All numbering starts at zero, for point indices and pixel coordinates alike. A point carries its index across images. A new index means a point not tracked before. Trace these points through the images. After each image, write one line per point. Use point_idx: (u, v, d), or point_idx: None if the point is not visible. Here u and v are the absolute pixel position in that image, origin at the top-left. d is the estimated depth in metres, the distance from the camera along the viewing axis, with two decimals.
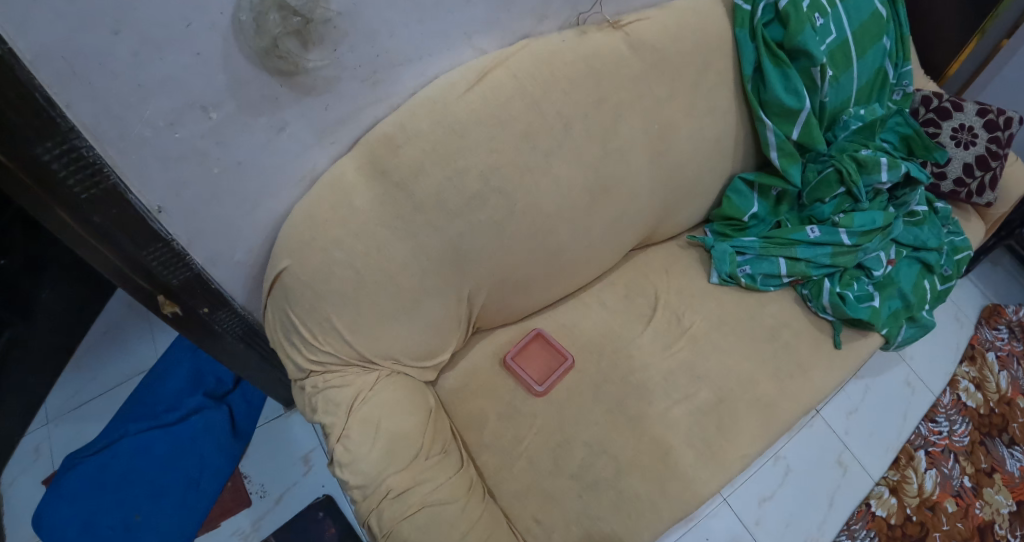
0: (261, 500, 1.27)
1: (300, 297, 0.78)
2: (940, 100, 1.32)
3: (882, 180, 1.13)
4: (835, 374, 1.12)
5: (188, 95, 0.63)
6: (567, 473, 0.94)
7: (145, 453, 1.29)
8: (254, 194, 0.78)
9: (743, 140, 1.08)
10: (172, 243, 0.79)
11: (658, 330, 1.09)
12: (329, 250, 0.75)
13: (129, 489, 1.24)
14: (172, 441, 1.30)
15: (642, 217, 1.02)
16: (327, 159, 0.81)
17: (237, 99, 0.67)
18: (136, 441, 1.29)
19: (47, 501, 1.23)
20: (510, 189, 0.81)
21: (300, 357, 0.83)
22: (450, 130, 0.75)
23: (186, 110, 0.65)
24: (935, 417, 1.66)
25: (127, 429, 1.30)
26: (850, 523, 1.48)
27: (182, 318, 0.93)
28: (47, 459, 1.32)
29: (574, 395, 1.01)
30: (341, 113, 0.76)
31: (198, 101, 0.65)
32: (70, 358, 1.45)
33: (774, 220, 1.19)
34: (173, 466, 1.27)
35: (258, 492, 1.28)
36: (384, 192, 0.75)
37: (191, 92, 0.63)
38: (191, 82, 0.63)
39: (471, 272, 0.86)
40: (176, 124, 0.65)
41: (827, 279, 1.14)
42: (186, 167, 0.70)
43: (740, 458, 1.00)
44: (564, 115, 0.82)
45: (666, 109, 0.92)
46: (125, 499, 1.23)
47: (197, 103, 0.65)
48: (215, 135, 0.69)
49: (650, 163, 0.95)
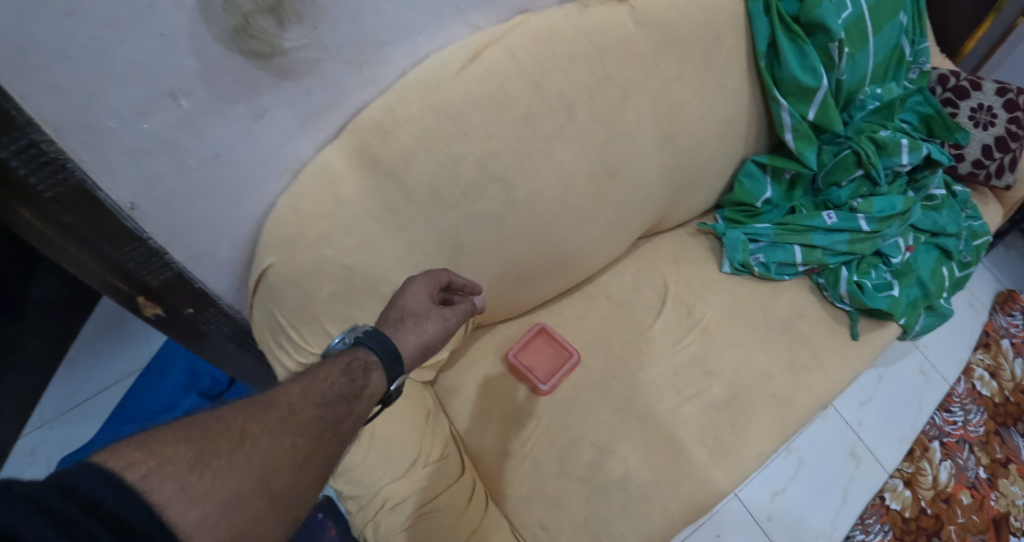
0: None
1: (287, 297, 0.73)
2: (957, 79, 1.27)
3: (903, 163, 1.08)
4: (852, 366, 1.07)
5: (155, 82, 0.59)
6: (574, 476, 0.90)
7: None
8: (235, 187, 0.75)
9: (754, 120, 1.02)
10: (148, 242, 0.75)
11: (667, 322, 1.04)
12: (314, 246, 0.69)
13: None
14: None
15: (650, 204, 0.97)
16: (313, 148, 0.77)
17: (209, 85, 0.62)
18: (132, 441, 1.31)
19: None
20: (510, 175, 0.75)
21: (289, 360, 0.78)
22: (443, 113, 0.68)
23: (155, 98, 0.60)
24: (950, 407, 1.62)
25: (122, 430, 1.33)
26: (864, 517, 1.43)
27: (165, 317, 0.90)
28: (43, 462, 1.38)
29: (580, 393, 0.96)
30: (324, 99, 0.71)
31: (166, 88, 0.60)
32: (64, 356, 1.49)
33: (787, 206, 1.12)
34: None
35: None
36: (374, 183, 0.69)
37: (159, 78, 0.59)
38: (157, 67, 0.58)
39: (469, 266, 0.81)
40: (144, 114, 0.61)
41: (844, 268, 1.09)
42: (158, 160, 0.66)
43: (755, 457, 0.95)
44: (566, 96, 0.75)
45: (675, 89, 0.86)
46: None
47: (166, 90, 0.60)
48: (187, 125, 0.65)
49: (660, 146, 0.89)
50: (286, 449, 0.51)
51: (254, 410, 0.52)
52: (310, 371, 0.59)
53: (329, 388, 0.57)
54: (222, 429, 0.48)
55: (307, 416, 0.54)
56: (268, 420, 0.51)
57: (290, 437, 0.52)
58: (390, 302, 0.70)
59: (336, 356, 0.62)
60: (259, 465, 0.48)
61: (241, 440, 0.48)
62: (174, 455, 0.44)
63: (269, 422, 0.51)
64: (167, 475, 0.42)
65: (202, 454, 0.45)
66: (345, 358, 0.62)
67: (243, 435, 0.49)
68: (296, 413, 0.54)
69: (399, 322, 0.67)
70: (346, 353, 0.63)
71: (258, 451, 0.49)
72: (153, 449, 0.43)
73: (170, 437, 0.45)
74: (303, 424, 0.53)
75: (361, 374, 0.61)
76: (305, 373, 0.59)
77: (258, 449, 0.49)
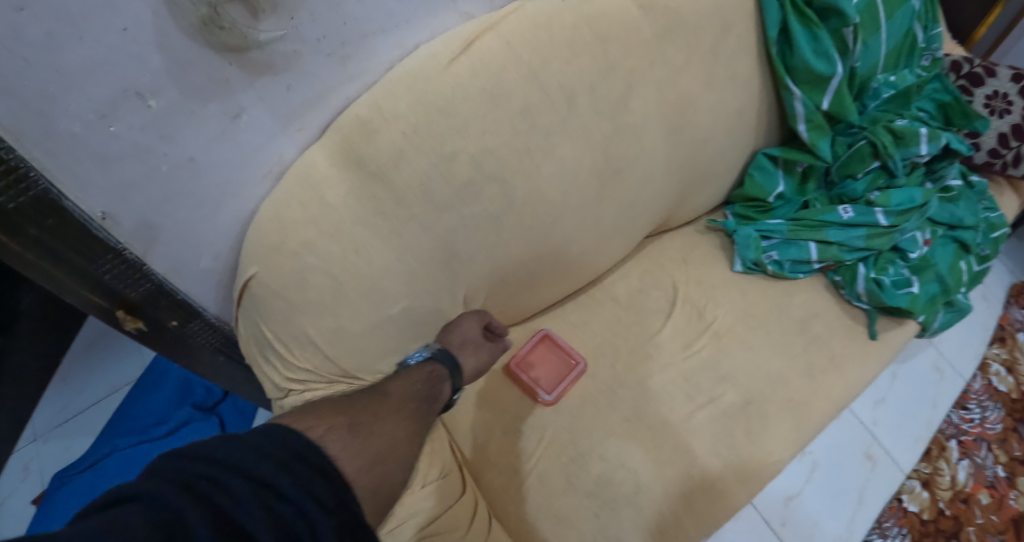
0: None
1: (271, 309, 0.68)
2: (971, 65, 1.22)
3: (922, 153, 1.02)
4: (871, 368, 1.02)
5: (119, 81, 0.54)
6: (582, 492, 0.85)
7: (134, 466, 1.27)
8: (213, 192, 0.70)
9: (766, 111, 0.97)
10: (124, 253, 0.70)
11: (677, 326, 0.99)
12: (299, 254, 0.65)
13: None
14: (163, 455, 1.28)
15: (657, 202, 0.92)
16: (295, 149, 0.73)
17: (178, 83, 0.58)
18: (126, 454, 1.28)
19: (41, 519, 1.23)
20: (508, 174, 0.69)
21: (276, 375, 0.73)
22: (434, 109, 0.63)
23: (120, 99, 0.56)
24: (967, 404, 1.57)
25: (115, 444, 1.29)
26: (881, 521, 1.39)
27: (147, 332, 0.85)
28: (36, 479, 1.35)
29: (587, 403, 0.91)
30: (305, 95, 0.67)
31: (133, 88, 0.56)
32: (56, 370, 1.45)
33: (801, 200, 1.07)
34: None
35: None
36: (360, 185, 0.64)
37: (124, 77, 0.54)
38: (121, 65, 0.53)
39: (467, 273, 0.75)
40: (110, 117, 0.57)
41: (862, 264, 1.04)
42: (129, 165, 0.62)
43: (772, 467, 0.91)
44: (567, 87, 0.69)
45: (683, 78, 0.81)
46: None
47: (131, 89, 0.56)
48: (158, 127, 0.60)
49: (667, 140, 0.84)
50: (404, 428, 0.66)
51: (377, 398, 0.67)
52: (401, 373, 0.72)
53: (419, 389, 0.71)
54: (361, 409, 0.63)
55: (410, 407, 0.68)
56: (386, 406, 0.66)
57: (404, 421, 0.66)
58: (446, 326, 0.80)
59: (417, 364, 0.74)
60: (388, 436, 0.63)
61: (374, 418, 0.63)
62: (335, 423, 0.59)
63: (390, 407, 0.66)
64: (334, 436, 0.57)
65: (353, 423, 0.61)
66: (426, 368, 0.74)
67: (375, 412, 0.64)
68: (403, 402, 0.68)
69: (462, 348, 0.79)
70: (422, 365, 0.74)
71: (385, 426, 0.63)
72: (322, 418, 0.59)
73: (330, 411, 0.61)
74: (409, 412, 0.68)
75: (437, 383, 0.73)
76: (398, 374, 0.72)
77: (386, 424, 0.64)
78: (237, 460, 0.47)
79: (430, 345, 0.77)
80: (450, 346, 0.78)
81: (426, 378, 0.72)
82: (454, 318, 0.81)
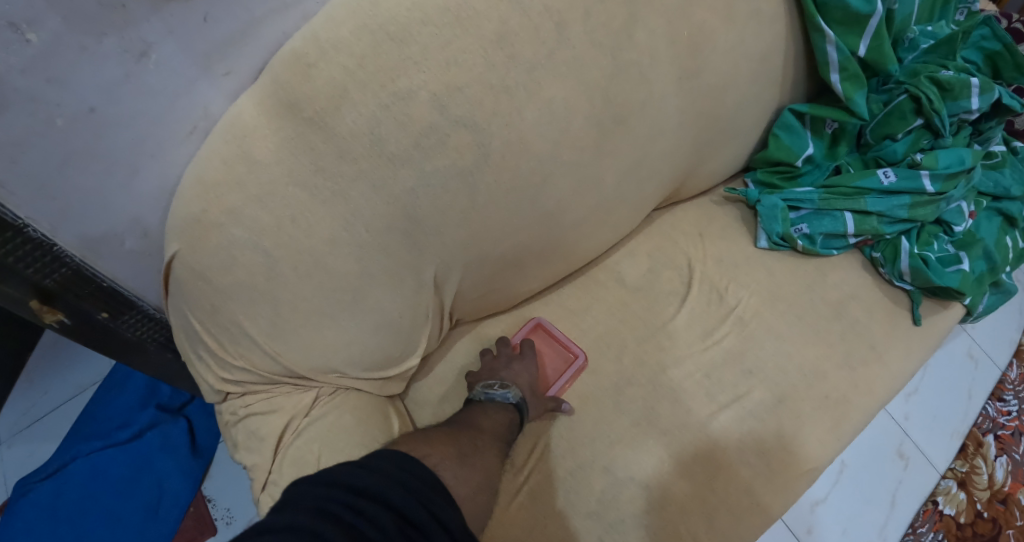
0: (226, 527, 1.14)
1: (197, 295, 0.55)
2: (1010, 20, 1.10)
3: (972, 108, 0.88)
4: (915, 358, 0.88)
5: None
6: (584, 511, 0.73)
7: (98, 475, 1.15)
8: (128, 154, 0.56)
9: (792, 59, 0.83)
10: (26, 231, 0.56)
11: (694, 312, 0.86)
12: (224, 225, 0.52)
13: (81, 521, 1.11)
14: (128, 462, 1.16)
15: (667, 165, 0.78)
16: (224, 98, 0.59)
17: (60, 8, 0.43)
18: (87, 463, 1.15)
19: None
20: (481, 120, 0.56)
21: (211, 376, 0.61)
22: (383, 35, 0.50)
23: None
24: (1003, 396, 1.43)
25: (76, 451, 1.16)
26: (915, 526, 1.26)
27: (71, 326, 0.71)
28: None
29: (588, 404, 0.79)
30: (228, 29, 0.53)
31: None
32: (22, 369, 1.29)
33: (831, 165, 0.94)
34: (129, 494, 1.14)
35: (223, 519, 1.15)
36: (294, 134, 0.51)
37: None
38: None
39: (436, 247, 0.62)
40: None
41: (905, 238, 0.90)
42: (13, 122, 0.47)
43: (807, 474, 0.79)
44: (554, 10, 0.56)
45: (696, 9, 0.67)
46: (79, 531, 1.10)
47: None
48: (43, 68, 0.46)
49: (677, 87, 0.70)
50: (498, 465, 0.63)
51: (469, 432, 0.64)
52: (486, 412, 0.70)
53: (503, 428, 0.69)
54: (464, 440, 0.62)
55: (500, 443, 0.66)
56: (483, 441, 0.64)
57: (497, 454, 0.64)
58: (511, 371, 0.76)
59: (495, 406, 0.71)
60: (487, 469, 0.61)
61: (477, 448, 0.62)
62: (447, 451, 0.58)
63: (482, 435, 0.65)
64: (447, 466, 0.56)
65: (462, 452, 0.59)
66: (507, 413, 0.71)
67: (477, 446, 0.62)
68: (488, 428, 0.67)
69: (529, 394, 0.75)
70: (502, 409, 0.71)
71: (483, 459, 0.61)
72: (436, 447, 0.58)
73: (441, 439, 0.60)
74: (498, 445, 0.66)
75: (515, 427, 0.71)
76: (482, 410, 0.70)
77: (486, 457, 0.62)
78: (375, 488, 0.45)
79: (515, 390, 0.72)
80: (524, 392, 0.74)
81: (508, 425, 0.70)
82: (515, 360, 0.78)
